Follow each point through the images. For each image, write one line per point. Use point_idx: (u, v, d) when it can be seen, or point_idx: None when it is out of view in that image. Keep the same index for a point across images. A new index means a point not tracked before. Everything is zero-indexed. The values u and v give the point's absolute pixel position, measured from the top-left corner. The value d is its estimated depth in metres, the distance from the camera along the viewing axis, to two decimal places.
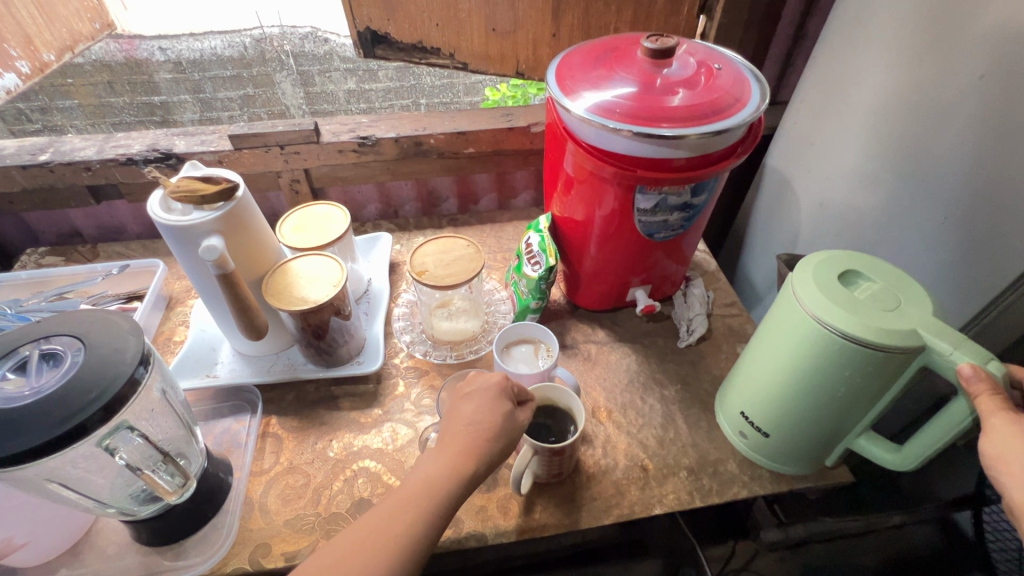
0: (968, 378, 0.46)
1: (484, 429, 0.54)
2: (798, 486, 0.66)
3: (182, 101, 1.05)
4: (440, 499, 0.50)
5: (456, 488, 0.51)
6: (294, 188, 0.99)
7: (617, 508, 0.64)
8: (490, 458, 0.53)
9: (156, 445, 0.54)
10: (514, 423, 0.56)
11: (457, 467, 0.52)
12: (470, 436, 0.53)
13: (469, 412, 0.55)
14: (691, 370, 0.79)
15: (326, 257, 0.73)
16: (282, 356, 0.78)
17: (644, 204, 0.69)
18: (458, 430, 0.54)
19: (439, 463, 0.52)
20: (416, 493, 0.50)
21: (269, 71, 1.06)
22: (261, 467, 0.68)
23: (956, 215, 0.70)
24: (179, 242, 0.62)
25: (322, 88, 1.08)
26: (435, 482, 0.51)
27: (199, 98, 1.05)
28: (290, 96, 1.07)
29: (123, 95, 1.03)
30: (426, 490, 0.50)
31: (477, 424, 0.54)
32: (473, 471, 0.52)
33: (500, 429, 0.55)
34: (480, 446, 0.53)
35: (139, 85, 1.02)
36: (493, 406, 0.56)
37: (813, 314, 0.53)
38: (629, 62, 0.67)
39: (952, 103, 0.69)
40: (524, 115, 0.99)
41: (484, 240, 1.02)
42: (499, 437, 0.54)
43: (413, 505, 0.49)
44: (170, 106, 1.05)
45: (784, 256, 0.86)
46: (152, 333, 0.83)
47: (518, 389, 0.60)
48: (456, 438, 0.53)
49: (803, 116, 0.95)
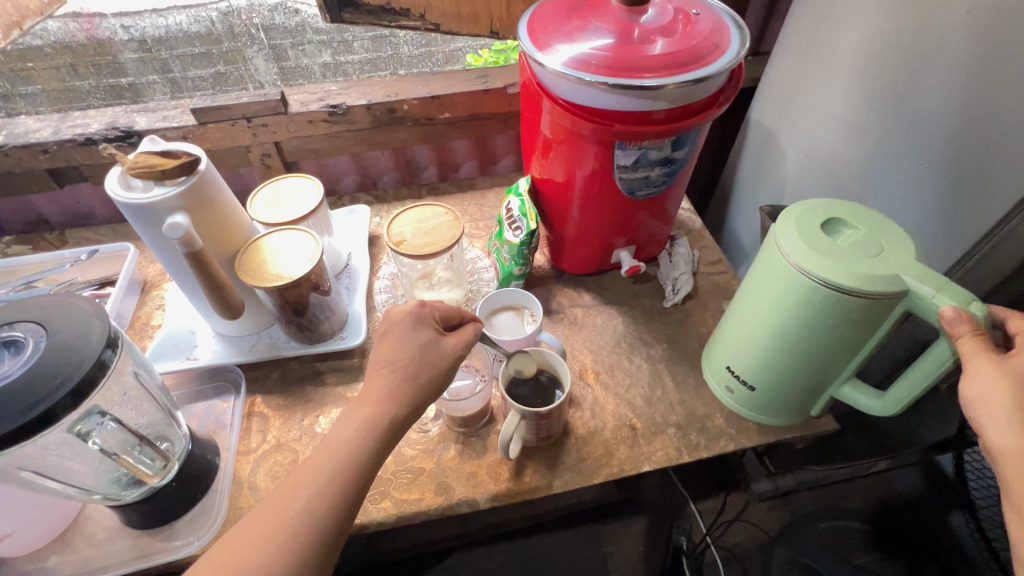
0: (949, 320, 0.46)
1: (400, 375, 0.52)
2: (785, 437, 0.67)
3: (151, 82, 1.00)
4: (355, 460, 0.48)
5: (372, 443, 0.49)
6: (266, 163, 0.95)
7: (607, 467, 0.64)
8: (413, 401, 0.52)
9: (132, 429, 0.53)
10: (432, 359, 0.53)
11: (372, 422, 0.49)
12: (387, 383, 0.51)
13: (384, 358, 0.53)
14: (678, 329, 0.79)
15: (300, 231, 0.71)
16: (264, 335, 0.77)
17: (624, 160, 0.67)
18: (376, 379, 0.52)
19: (355, 419, 0.50)
20: (334, 452, 0.48)
21: (239, 46, 0.98)
22: (248, 447, 0.67)
23: (942, 158, 0.69)
24: (142, 221, 0.59)
25: (297, 63, 1.04)
26: (351, 441, 0.48)
27: (168, 78, 1.00)
28: (263, 71, 1.02)
29: (88, 78, 0.97)
30: (341, 449, 0.48)
31: (392, 370, 0.52)
32: (395, 417, 0.50)
33: (419, 368, 0.53)
34: (399, 393, 0.51)
35: (104, 68, 0.96)
36: (410, 342, 0.53)
37: (796, 264, 0.53)
38: (603, 11, 0.64)
39: (937, 42, 0.67)
40: (500, 76, 0.95)
41: (465, 208, 1.00)
42: (418, 376, 0.52)
43: (330, 467, 0.47)
44: (140, 87, 1.00)
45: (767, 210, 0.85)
46: (129, 319, 0.82)
47: (439, 316, 0.58)
48: (373, 389, 0.51)
49: (786, 65, 0.92)
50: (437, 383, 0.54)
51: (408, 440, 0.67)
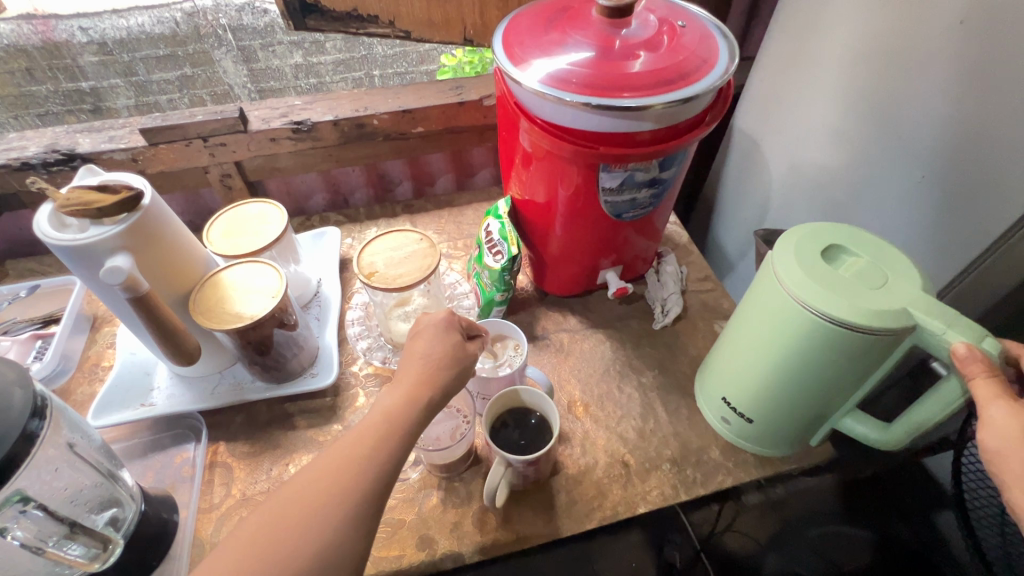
0: (961, 359, 0.42)
1: (439, 360, 0.51)
2: (783, 468, 0.64)
3: (114, 86, 0.92)
4: (404, 430, 0.46)
5: (418, 417, 0.47)
6: (226, 183, 0.89)
7: (600, 510, 0.60)
8: (446, 390, 0.50)
9: (61, 515, 0.48)
10: (464, 350, 0.53)
11: (416, 396, 0.48)
12: (423, 367, 0.50)
13: (419, 347, 0.52)
14: (668, 353, 0.76)
15: (262, 264, 0.65)
16: (226, 375, 0.71)
17: (609, 182, 0.63)
18: (412, 363, 0.50)
19: (396, 396, 0.48)
20: (378, 426, 0.45)
21: (206, 48, 0.92)
22: (210, 503, 0.61)
23: (935, 173, 0.66)
24: (80, 263, 0.53)
25: (267, 64, 0.96)
26: (396, 413, 0.46)
27: (133, 82, 0.92)
28: (232, 74, 0.95)
29: (46, 82, 0.89)
30: (388, 419, 0.46)
31: (428, 357, 0.51)
32: (434, 402, 0.49)
33: (453, 359, 0.52)
34: (435, 377, 0.50)
35: (61, 71, 0.88)
36: (445, 337, 0.53)
37: (794, 295, 0.50)
38: (582, 23, 0.59)
39: (926, 53, 0.64)
40: (475, 87, 0.90)
41: (443, 227, 0.95)
42: (453, 365, 0.52)
43: (373, 441, 0.44)
44: (101, 92, 0.92)
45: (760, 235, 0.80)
46: (76, 361, 0.75)
47: (467, 324, 0.57)
48: (412, 370, 0.50)
49: (770, 73, 0.90)
50: (465, 375, 0.53)
51: None
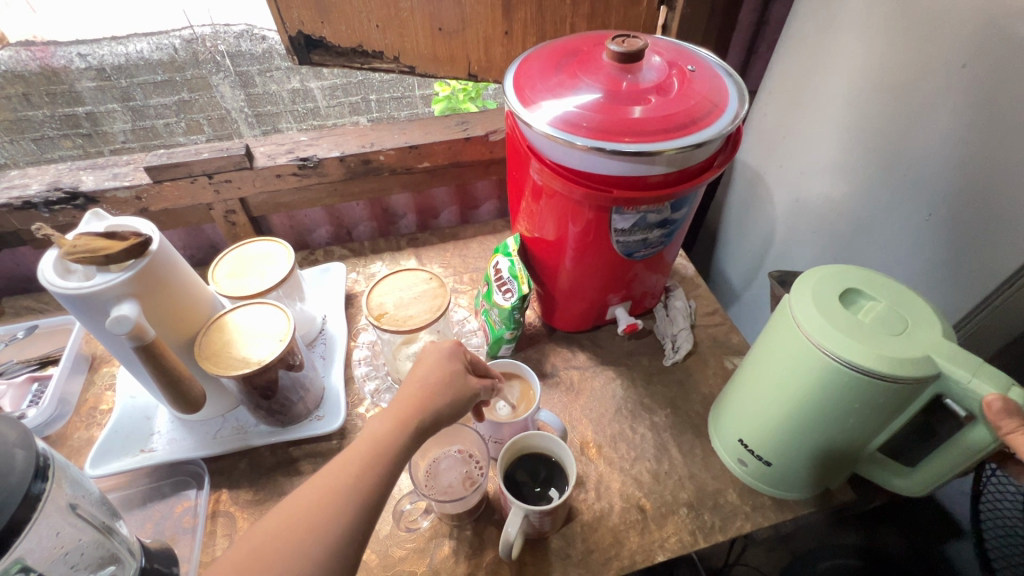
0: (997, 412, 0.42)
1: (432, 386, 0.51)
2: (803, 512, 0.63)
3: (110, 111, 0.90)
4: (392, 456, 0.46)
5: (407, 444, 0.47)
6: (230, 219, 0.88)
7: (617, 559, 0.58)
8: (440, 414, 0.50)
9: None
10: (462, 381, 0.53)
11: (407, 421, 0.48)
12: (420, 390, 0.50)
13: (417, 372, 0.52)
14: (680, 391, 0.75)
15: (269, 306, 0.64)
16: (229, 418, 0.69)
17: (621, 224, 0.63)
18: (406, 388, 0.50)
19: (388, 419, 0.47)
20: (367, 447, 0.45)
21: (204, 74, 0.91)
22: (212, 556, 0.59)
23: (943, 212, 0.66)
24: (85, 310, 0.52)
25: (265, 90, 0.97)
26: (384, 438, 0.46)
27: (129, 107, 0.91)
28: (229, 98, 0.94)
29: (43, 108, 0.87)
30: (374, 446, 0.45)
31: (425, 382, 0.51)
32: (425, 425, 0.48)
33: (450, 385, 0.52)
34: (430, 400, 0.49)
35: (61, 97, 0.86)
36: (444, 366, 0.53)
37: (810, 337, 0.49)
38: (593, 67, 0.60)
39: (930, 94, 0.65)
40: (481, 123, 0.91)
41: (448, 260, 0.94)
42: (449, 391, 0.51)
43: (362, 461, 0.44)
44: (98, 116, 0.90)
45: (773, 272, 0.79)
46: (74, 404, 0.73)
47: (470, 356, 0.57)
48: (404, 398, 0.49)
49: (772, 108, 0.91)
50: (461, 406, 0.52)
51: (396, 538, 0.60)
